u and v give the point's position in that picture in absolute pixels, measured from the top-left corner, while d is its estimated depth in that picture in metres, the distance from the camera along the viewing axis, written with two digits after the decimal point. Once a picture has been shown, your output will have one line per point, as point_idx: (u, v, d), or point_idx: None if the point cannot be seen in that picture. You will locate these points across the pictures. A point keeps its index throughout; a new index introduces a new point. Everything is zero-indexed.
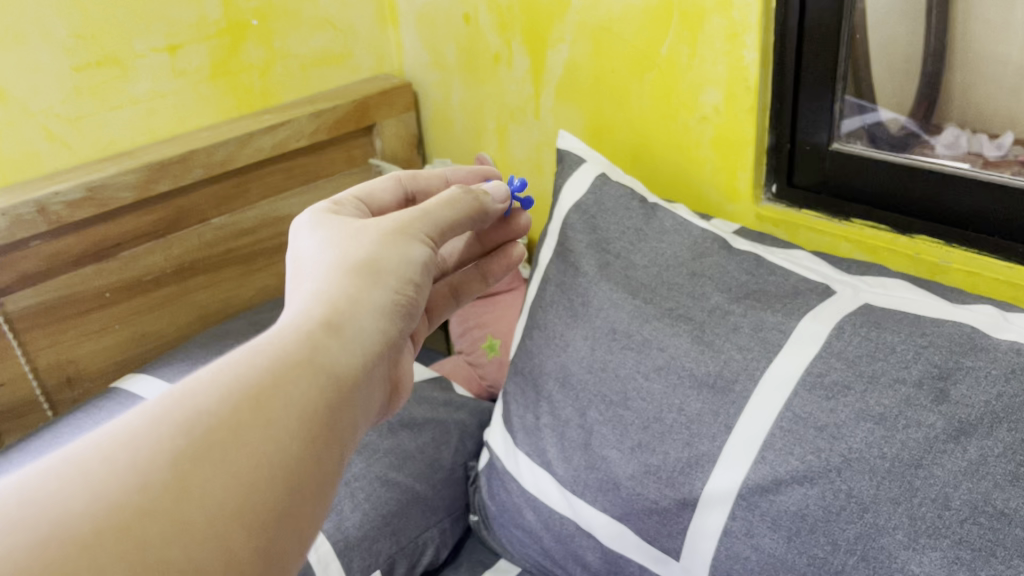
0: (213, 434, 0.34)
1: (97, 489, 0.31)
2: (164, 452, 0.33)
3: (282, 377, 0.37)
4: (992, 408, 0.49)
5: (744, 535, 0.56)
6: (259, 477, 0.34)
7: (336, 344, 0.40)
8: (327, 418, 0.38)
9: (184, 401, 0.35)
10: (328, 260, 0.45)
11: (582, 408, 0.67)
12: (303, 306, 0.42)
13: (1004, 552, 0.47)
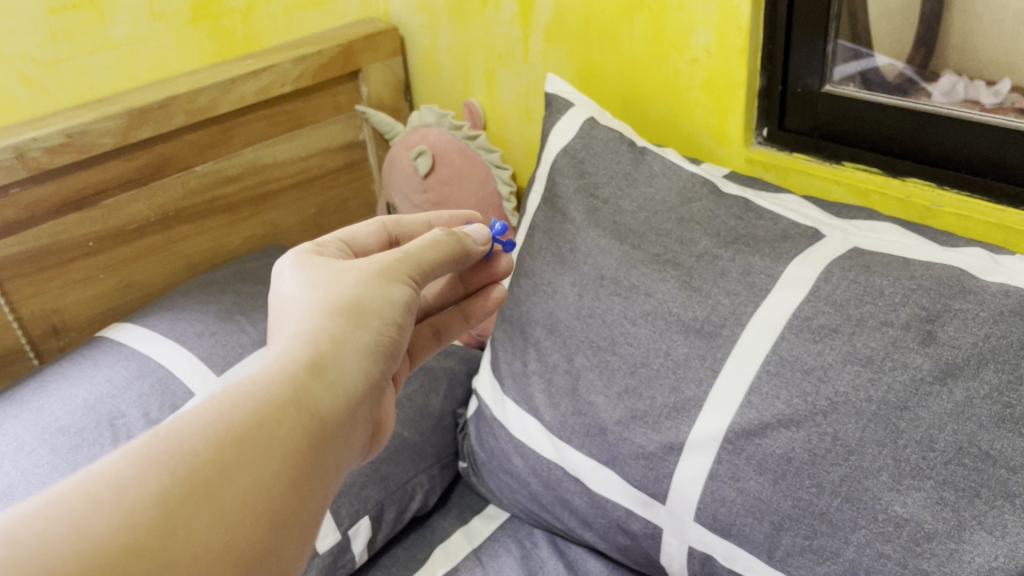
0: (199, 476, 0.37)
1: (83, 528, 0.33)
2: (152, 491, 0.36)
3: (268, 418, 0.40)
4: (980, 350, 0.49)
5: (730, 478, 0.56)
6: (242, 516, 0.38)
7: (319, 385, 0.43)
8: (308, 459, 0.41)
9: (172, 442, 0.38)
10: (311, 300, 0.47)
11: (569, 354, 0.67)
12: (287, 346, 0.45)
13: (988, 493, 0.47)
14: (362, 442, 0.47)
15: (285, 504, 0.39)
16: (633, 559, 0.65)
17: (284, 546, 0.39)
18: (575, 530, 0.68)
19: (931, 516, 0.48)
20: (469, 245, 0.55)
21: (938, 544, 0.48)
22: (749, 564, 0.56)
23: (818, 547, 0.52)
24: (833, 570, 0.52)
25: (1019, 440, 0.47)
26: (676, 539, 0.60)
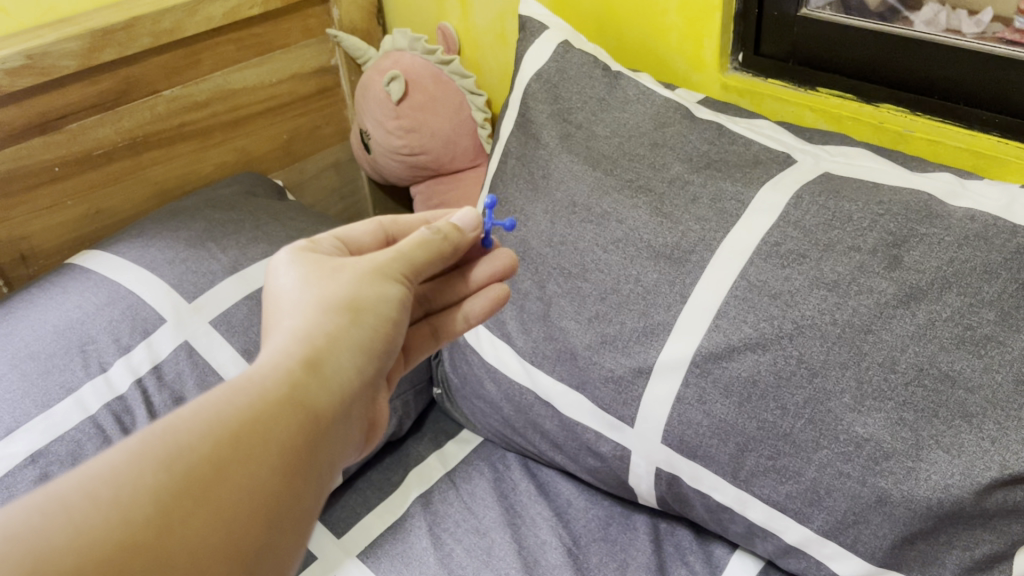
0: (196, 473, 0.34)
1: (79, 525, 0.30)
2: (152, 488, 0.32)
3: (267, 416, 0.37)
4: (945, 274, 0.50)
5: (696, 401, 0.57)
6: (239, 515, 0.35)
7: (317, 383, 0.40)
8: (304, 458, 0.38)
9: (169, 436, 0.34)
10: (306, 296, 0.44)
11: (541, 281, 0.67)
12: (282, 342, 0.41)
13: (946, 413, 0.48)
14: (357, 438, 0.43)
15: (282, 507, 0.36)
16: (602, 480, 0.67)
17: (280, 551, 0.37)
18: (546, 453, 0.70)
19: (890, 436, 0.50)
20: (461, 238, 0.50)
21: (896, 462, 0.50)
22: (714, 484, 0.59)
23: (780, 467, 0.55)
24: (794, 489, 0.55)
25: (978, 362, 0.48)
26: (643, 460, 0.62)
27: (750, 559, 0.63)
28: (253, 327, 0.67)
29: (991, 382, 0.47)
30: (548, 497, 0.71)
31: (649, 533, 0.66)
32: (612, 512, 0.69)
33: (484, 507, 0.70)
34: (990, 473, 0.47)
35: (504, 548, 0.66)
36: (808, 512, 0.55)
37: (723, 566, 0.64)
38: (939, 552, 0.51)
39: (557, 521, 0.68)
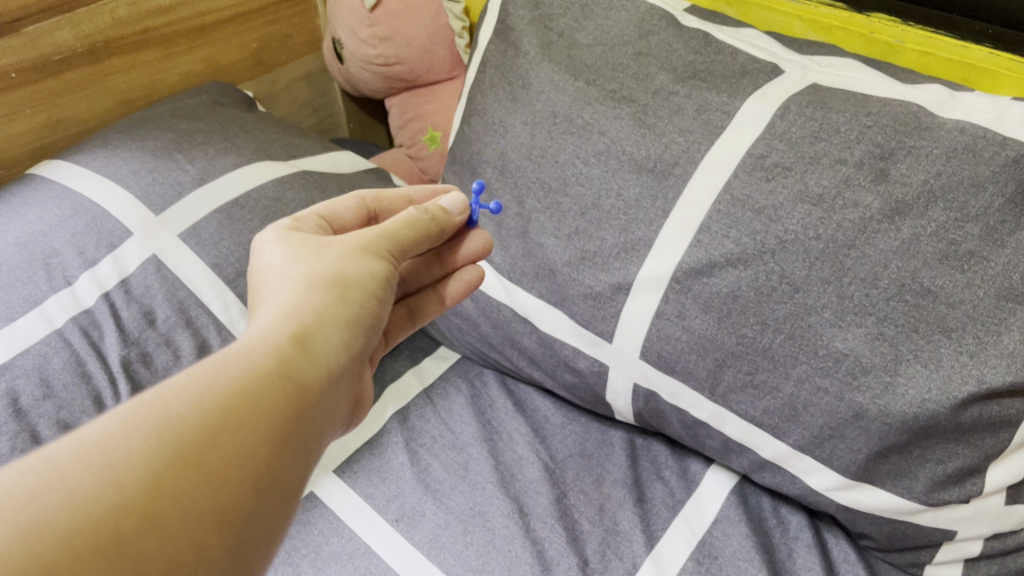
0: (186, 437, 0.33)
1: (72, 486, 0.30)
2: (144, 451, 0.32)
3: (257, 384, 0.37)
4: (931, 186, 0.49)
5: (676, 317, 0.57)
6: (231, 481, 0.34)
7: (304, 356, 0.40)
8: (292, 428, 0.37)
9: (158, 403, 0.34)
10: (293, 273, 0.44)
11: (520, 196, 0.65)
12: (267, 319, 0.41)
13: (926, 328, 0.48)
14: (342, 416, 0.43)
15: (273, 476, 0.36)
16: (580, 397, 0.67)
17: (273, 523, 0.36)
18: (524, 370, 0.70)
19: (869, 352, 0.50)
20: (446, 221, 0.52)
21: (874, 377, 0.50)
22: (691, 401, 0.59)
23: (759, 383, 0.55)
24: (772, 405, 0.55)
25: (961, 277, 0.48)
26: (622, 376, 0.62)
27: (725, 473, 0.64)
28: (224, 241, 0.66)
29: (973, 298, 0.47)
30: (525, 414, 0.71)
31: (626, 449, 0.67)
32: (590, 429, 0.69)
33: (462, 423, 0.70)
34: (967, 388, 0.47)
35: (481, 463, 0.66)
36: (784, 427, 0.55)
37: (698, 481, 0.64)
38: (913, 465, 0.51)
39: (535, 437, 0.68)
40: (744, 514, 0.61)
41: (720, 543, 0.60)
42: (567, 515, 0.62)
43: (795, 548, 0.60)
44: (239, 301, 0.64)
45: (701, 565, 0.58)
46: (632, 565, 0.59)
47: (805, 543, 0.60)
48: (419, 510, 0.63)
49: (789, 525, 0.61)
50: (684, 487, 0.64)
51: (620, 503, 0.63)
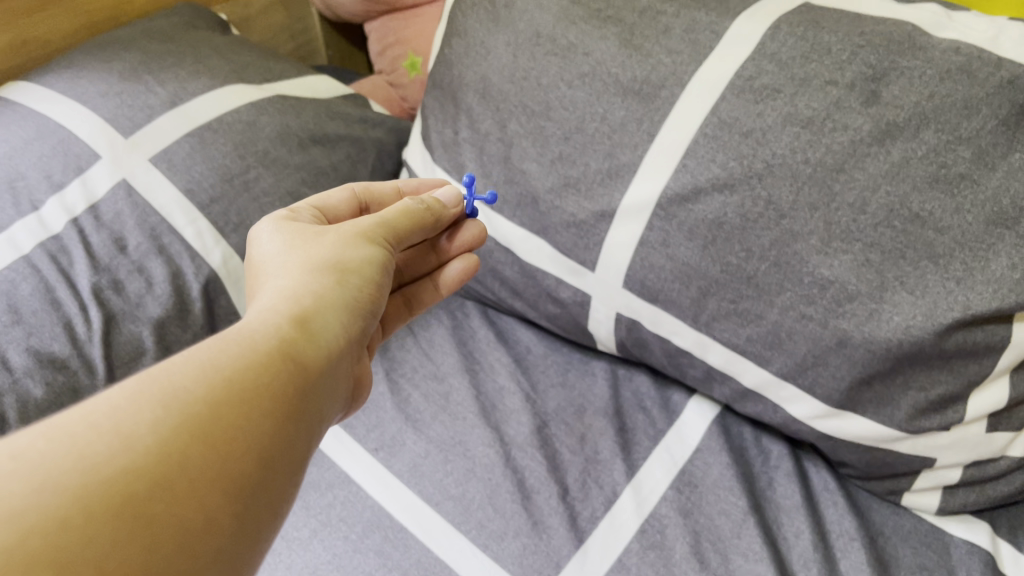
0: (193, 407, 0.34)
1: (83, 450, 0.30)
2: (152, 422, 0.32)
3: (262, 360, 0.37)
4: (923, 109, 0.47)
5: (660, 245, 0.56)
6: (237, 451, 0.34)
7: (306, 335, 0.40)
8: (297, 402, 0.37)
9: (165, 378, 0.34)
10: (292, 259, 0.45)
11: (503, 121, 0.63)
12: (268, 302, 0.41)
13: (913, 254, 0.47)
14: (346, 397, 0.43)
15: (280, 453, 0.36)
16: (562, 327, 0.66)
17: (281, 502, 0.36)
18: (505, 301, 0.69)
19: (855, 279, 0.49)
20: (439, 212, 0.54)
21: (859, 304, 0.49)
22: (674, 330, 0.58)
23: (742, 311, 0.54)
24: (755, 333, 0.54)
25: (950, 202, 0.46)
26: (604, 306, 0.61)
27: (707, 403, 0.64)
28: (197, 166, 0.64)
29: (961, 223, 0.46)
30: (507, 344, 0.70)
31: (608, 380, 0.66)
32: (572, 360, 0.68)
33: (443, 354, 0.69)
34: (952, 314, 0.46)
35: (462, 393, 0.65)
36: (767, 355, 0.54)
37: (680, 411, 0.64)
38: (895, 392, 0.51)
39: (516, 368, 0.67)
40: (725, 443, 0.61)
41: (701, 472, 0.60)
42: (548, 445, 0.62)
43: (775, 477, 0.60)
44: (212, 228, 0.63)
45: (680, 493, 0.59)
46: (612, 493, 0.59)
47: (786, 472, 0.60)
48: (399, 440, 0.63)
49: (770, 454, 0.61)
50: (666, 417, 0.64)
51: (601, 432, 0.62)
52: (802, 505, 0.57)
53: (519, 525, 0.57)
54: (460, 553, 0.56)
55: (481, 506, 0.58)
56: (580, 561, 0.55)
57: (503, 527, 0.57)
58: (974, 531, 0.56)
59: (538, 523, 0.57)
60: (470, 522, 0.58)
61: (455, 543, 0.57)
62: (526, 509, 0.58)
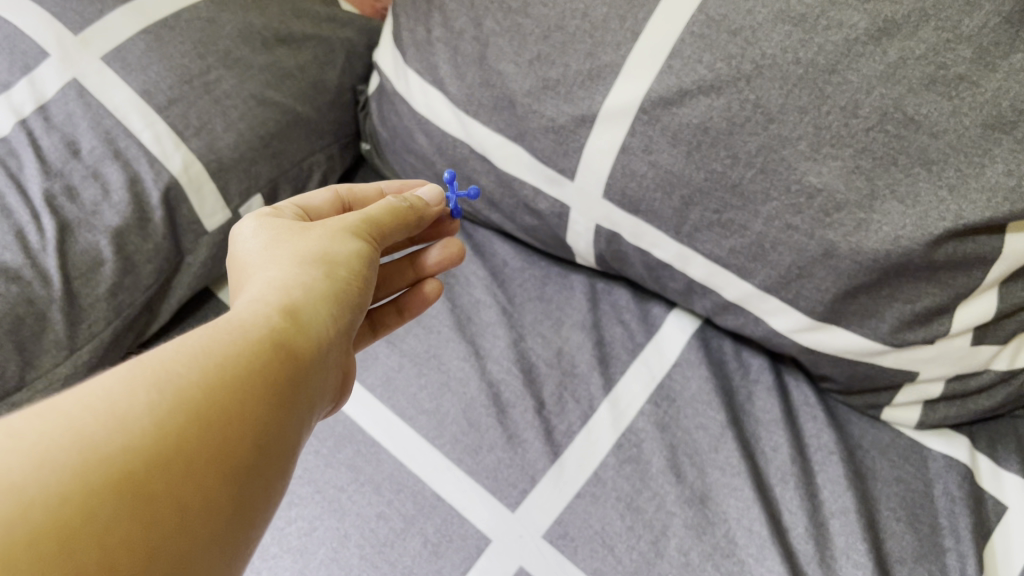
0: (189, 393, 0.32)
1: (77, 430, 0.29)
2: (148, 404, 0.31)
3: (258, 345, 0.35)
4: (923, 4, 0.43)
5: (642, 152, 0.53)
6: (231, 439, 0.32)
7: (298, 324, 0.38)
8: (291, 390, 0.36)
9: (159, 361, 0.33)
10: (281, 250, 0.42)
11: (478, 19, 0.59)
12: (257, 291, 0.39)
13: (906, 162, 0.45)
14: (335, 388, 0.41)
15: (274, 440, 0.34)
16: (540, 239, 0.64)
17: (274, 489, 0.34)
18: (482, 211, 0.66)
19: (844, 187, 0.47)
20: (422, 210, 0.51)
21: (847, 214, 0.47)
22: (655, 242, 0.56)
23: (726, 222, 0.52)
24: (738, 245, 0.52)
25: (946, 105, 0.43)
26: (584, 217, 0.59)
27: (687, 317, 0.63)
28: (152, 66, 0.59)
29: (957, 127, 0.43)
30: (483, 256, 0.67)
31: (586, 293, 0.65)
32: (550, 273, 0.66)
33: None
34: (943, 224, 0.44)
35: (437, 307, 0.63)
36: (750, 267, 0.52)
37: (659, 325, 0.63)
38: (880, 305, 0.50)
39: (493, 281, 0.65)
40: (705, 358, 0.60)
41: (679, 386, 0.59)
42: (524, 359, 0.60)
43: (755, 392, 0.59)
44: (171, 131, 0.59)
45: (658, 407, 0.58)
46: (589, 407, 0.58)
47: (765, 386, 0.59)
48: (371, 353, 0.61)
49: (750, 368, 0.60)
50: (645, 330, 0.62)
51: (579, 346, 0.61)
52: (781, 418, 0.57)
53: (494, 439, 0.56)
54: (434, 468, 0.55)
55: (456, 420, 0.57)
56: (556, 476, 0.55)
57: (478, 441, 0.56)
58: (953, 445, 0.55)
59: (513, 438, 0.56)
60: (445, 436, 0.56)
61: (429, 457, 0.56)
62: (502, 424, 0.57)
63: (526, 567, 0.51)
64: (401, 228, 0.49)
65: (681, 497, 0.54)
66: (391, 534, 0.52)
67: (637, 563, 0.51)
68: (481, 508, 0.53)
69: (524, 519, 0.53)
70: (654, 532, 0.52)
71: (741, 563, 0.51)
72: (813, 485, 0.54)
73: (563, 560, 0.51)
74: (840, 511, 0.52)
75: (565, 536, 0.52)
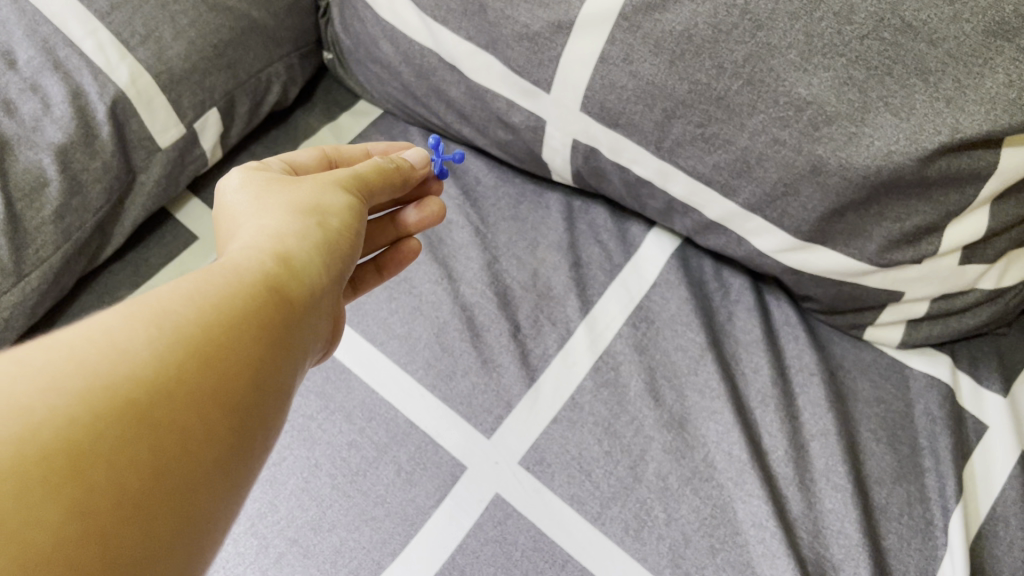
0: (189, 330, 0.30)
1: (79, 360, 0.28)
2: (148, 340, 0.29)
3: (254, 287, 0.33)
4: None
5: (622, 62, 0.49)
6: (230, 378, 0.31)
7: (291, 270, 0.36)
8: (286, 333, 0.34)
9: (158, 299, 0.31)
10: (269, 198, 0.40)
11: None
12: (246, 238, 0.37)
13: (901, 72, 0.42)
14: (323, 341, 0.39)
15: (270, 385, 0.32)
16: (513, 155, 0.61)
17: (269, 434, 0.32)
18: (452, 125, 0.62)
19: (834, 100, 0.44)
20: (409, 172, 0.48)
21: (838, 128, 0.44)
22: (635, 158, 0.53)
23: (709, 136, 0.49)
24: (723, 160, 0.49)
25: (947, 10, 0.40)
26: (560, 132, 0.56)
27: (667, 236, 0.60)
28: None
29: (958, 34, 0.41)
30: (454, 173, 0.64)
31: (562, 212, 0.62)
32: (524, 192, 0.63)
33: None
34: (939, 138, 0.42)
35: None
36: (735, 184, 0.50)
37: (638, 245, 0.60)
38: (869, 224, 0.48)
39: (465, 200, 0.62)
40: (685, 279, 0.58)
41: (658, 308, 0.57)
42: (499, 281, 0.58)
43: (735, 313, 0.57)
44: (116, 40, 0.54)
45: (636, 330, 0.56)
46: (566, 331, 0.56)
47: (746, 307, 0.57)
48: None
49: (730, 289, 0.58)
50: (623, 251, 0.60)
51: (555, 268, 0.59)
52: (762, 339, 0.55)
53: (468, 363, 0.55)
54: (406, 394, 0.53)
55: (428, 345, 0.55)
56: (531, 401, 0.53)
57: (452, 366, 0.54)
58: (934, 364, 0.54)
59: (488, 362, 0.55)
60: (418, 362, 0.55)
61: (401, 383, 0.54)
62: (476, 349, 0.55)
63: (502, 493, 0.50)
64: (391, 182, 0.47)
65: (660, 421, 0.52)
66: (363, 462, 0.51)
67: (615, 488, 0.50)
68: (455, 435, 0.52)
69: (499, 445, 0.52)
70: (632, 457, 0.51)
71: (720, 486, 0.50)
72: (794, 408, 0.53)
73: (540, 486, 0.50)
74: (820, 434, 0.51)
75: (542, 462, 0.51)
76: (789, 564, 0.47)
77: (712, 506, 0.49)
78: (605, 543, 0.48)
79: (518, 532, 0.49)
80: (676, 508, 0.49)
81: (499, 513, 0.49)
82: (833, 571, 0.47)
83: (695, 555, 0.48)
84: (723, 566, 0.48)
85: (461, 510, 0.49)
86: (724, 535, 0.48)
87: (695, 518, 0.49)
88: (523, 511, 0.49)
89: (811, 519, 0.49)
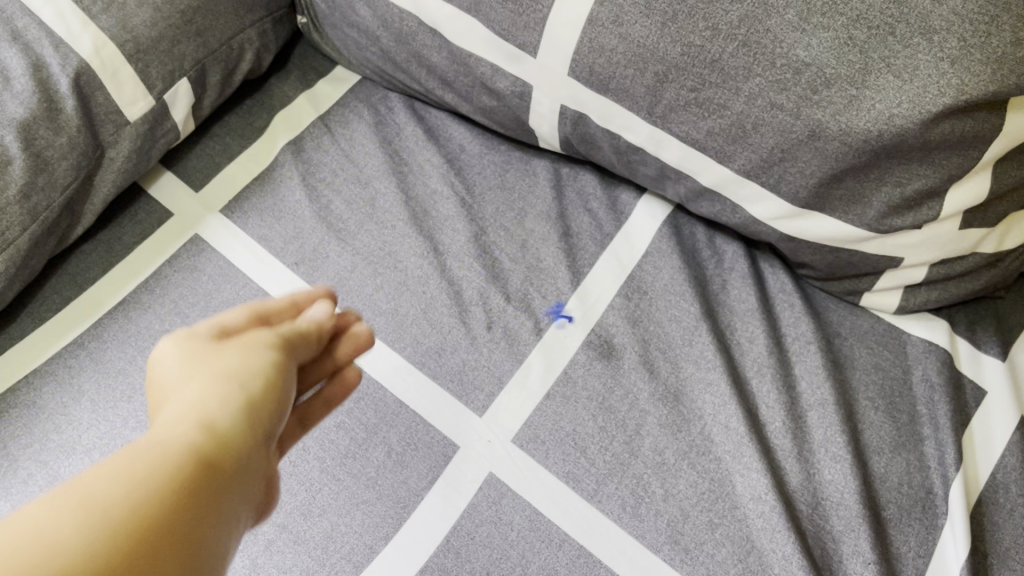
0: (160, 478, 0.28)
1: (44, 539, 0.26)
2: (119, 499, 0.27)
3: (211, 418, 0.32)
4: None
5: (612, 24, 0.47)
6: (208, 514, 0.29)
7: (252, 379, 0.34)
8: (252, 454, 0.32)
9: (111, 461, 0.29)
10: (195, 335, 0.36)
11: None
12: (180, 368, 0.34)
13: (904, 31, 0.40)
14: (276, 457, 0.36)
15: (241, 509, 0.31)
16: (498, 122, 0.58)
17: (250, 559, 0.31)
18: (433, 92, 0.60)
19: (834, 62, 0.42)
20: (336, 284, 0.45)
21: (837, 91, 0.43)
22: (626, 124, 0.51)
23: (703, 101, 0.47)
24: (718, 126, 0.47)
25: None
26: (547, 98, 0.53)
27: (658, 204, 0.59)
28: None
29: None
30: (437, 141, 0.62)
31: (549, 180, 0.60)
32: (510, 159, 0.61)
33: (366, 155, 0.61)
34: (943, 100, 0.40)
35: (389, 199, 0.58)
36: (730, 151, 0.48)
37: (628, 213, 0.59)
38: (868, 190, 0.46)
39: (449, 169, 0.60)
40: (677, 247, 0.57)
41: (650, 278, 0.56)
42: (486, 253, 0.56)
43: (729, 281, 0.56)
44: (77, 9, 0.52)
45: (629, 301, 0.55)
46: (556, 304, 0.55)
47: (740, 274, 0.56)
48: (321, 251, 0.56)
49: (724, 256, 0.57)
50: (613, 220, 0.59)
51: (544, 239, 0.57)
52: (758, 308, 0.54)
53: (457, 340, 0.53)
54: (394, 372, 0.52)
55: (416, 322, 0.54)
56: (523, 378, 0.52)
57: (441, 343, 0.53)
58: (932, 329, 0.53)
59: (477, 338, 0.53)
60: (406, 339, 0.53)
61: (389, 360, 0.52)
62: (465, 324, 0.54)
63: (496, 472, 0.49)
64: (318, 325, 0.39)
65: (655, 394, 0.51)
66: (352, 444, 0.50)
67: (611, 464, 0.49)
68: (446, 414, 0.51)
69: (491, 423, 0.50)
70: (628, 432, 0.50)
71: (718, 460, 0.49)
72: (791, 377, 0.52)
73: (534, 464, 0.49)
74: (818, 403, 0.51)
75: (536, 440, 0.50)
76: (789, 537, 0.46)
77: (710, 481, 0.49)
78: (603, 520, 0.47)
79: (513, 512, 0.48)
80: (673, 483, 0.49)
81: (493, 493, 0.48)
82: (833, 543, 0.47)
83: (694, 531, 0.47)
84: (723, 541, 0.47)
85: (454, 491, 0.48)
86: (723, 509, 0.48)
87: (694, 493, 0.48)
88: (518, 490, 0.48)
89: (810, 490, 0.48)
